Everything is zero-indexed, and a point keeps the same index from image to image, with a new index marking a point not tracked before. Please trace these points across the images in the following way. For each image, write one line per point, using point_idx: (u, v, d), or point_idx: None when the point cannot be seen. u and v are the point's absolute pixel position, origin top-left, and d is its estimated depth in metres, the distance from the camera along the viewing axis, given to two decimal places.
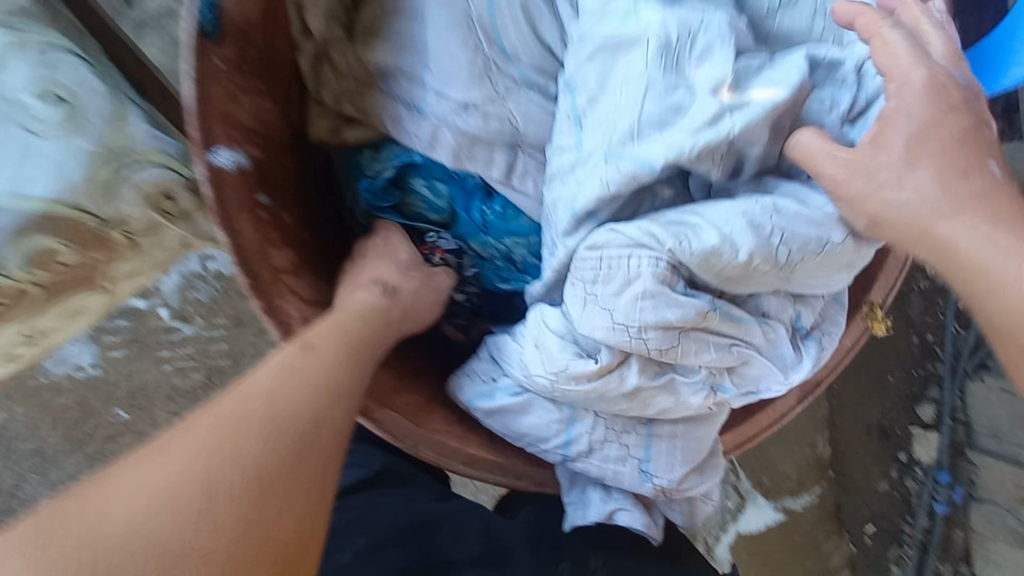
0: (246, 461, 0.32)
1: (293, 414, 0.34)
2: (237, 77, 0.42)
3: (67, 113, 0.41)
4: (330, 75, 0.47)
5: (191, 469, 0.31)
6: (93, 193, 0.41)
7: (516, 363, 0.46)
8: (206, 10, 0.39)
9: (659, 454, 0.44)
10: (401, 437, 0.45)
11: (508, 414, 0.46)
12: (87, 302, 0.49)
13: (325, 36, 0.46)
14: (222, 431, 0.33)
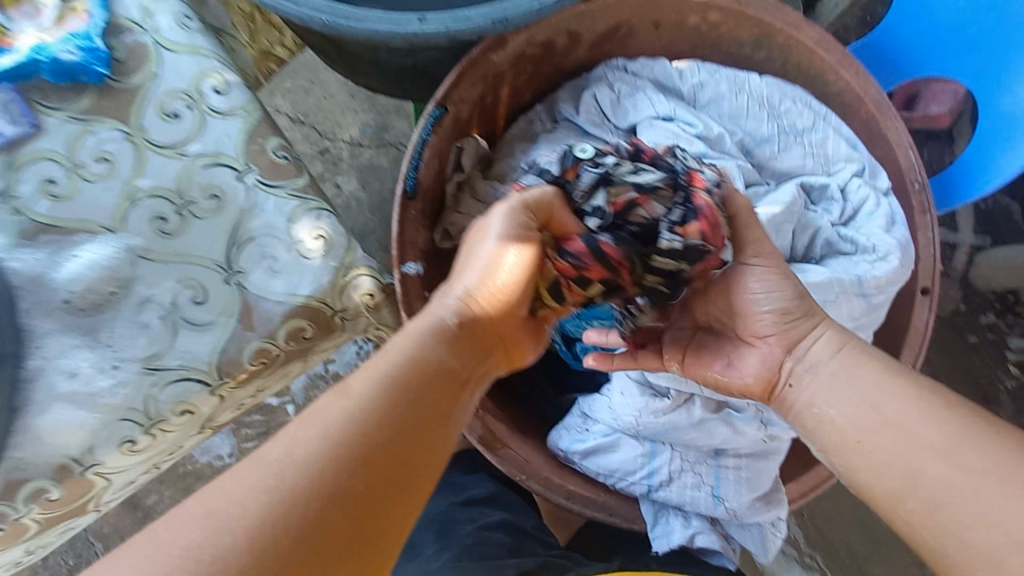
0: (372, 423, 0.36)
1: (432, 370, 0.40)
2: (421, 219, 0.65)
3: (321, 240, 0.59)
4: (467, 198, 0.68)
5: (322, 425, 0.35)
6: (331, 293, 0.59)
7: (604, 410, 0.61)
8: (411, 183, 0.62)
9: (729, 481, 0.56)
10: (522, 470, 0.60)
11: (599, 453, 0.60)
12: (292, 370, 0.62)
13: (469, 173, 0.69)
14: (382, 374, 0.38)
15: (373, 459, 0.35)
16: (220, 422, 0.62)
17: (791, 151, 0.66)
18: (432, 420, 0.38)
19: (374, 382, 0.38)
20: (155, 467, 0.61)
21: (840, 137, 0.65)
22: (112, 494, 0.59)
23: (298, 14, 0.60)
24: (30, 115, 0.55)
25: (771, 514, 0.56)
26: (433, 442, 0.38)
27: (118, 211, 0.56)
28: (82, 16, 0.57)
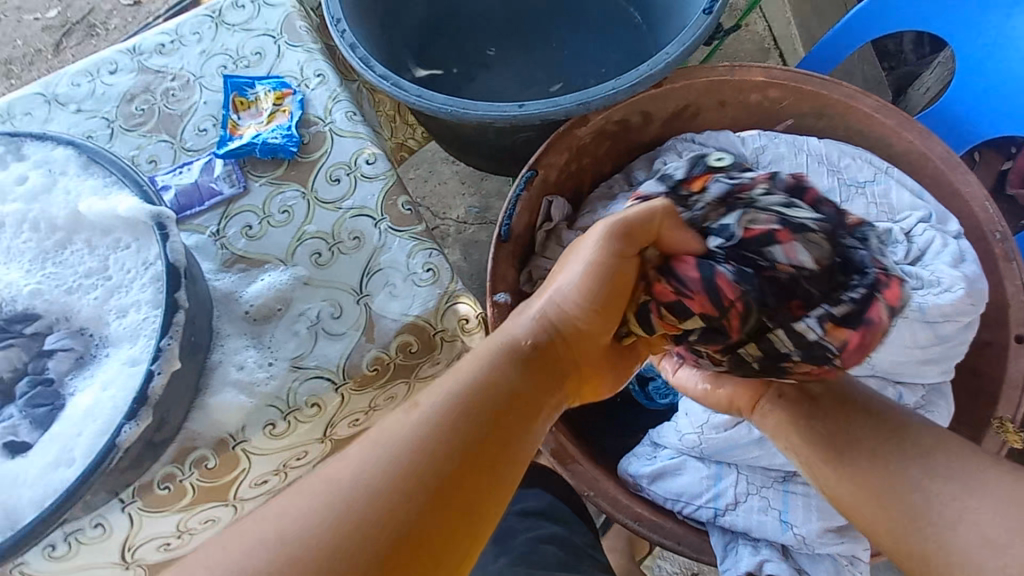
0: (440, 440, 0.44)
1: (501, 395, 0.48)
2: (513, 259, 0.78)
3: (431, 271, 0.72)
4: (554, 245, 0.80)
5: (395, 439, 0.43)
6: (435, 315, 0.71)
7: (675, 438, 0.71)
8: (505, 228, 0.76)
9: (798, 504, 0.64)
10: (591, 486, 0.66)
11: (669, 476, 0.69)
12: (398, 390, 0.73)
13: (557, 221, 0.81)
14: (452, 397, 0.46)
15: (443, 471, 0.42)
16: (337, 434, 0.72)
17: (853, 202, 0.75)
18: (500, 433, 0.46)
19: (441, 405, 0.45)
20: (284, 470, 0.71)
21: (897, 190, 0.74)
22: (249, 486, 0.70)
23: (430, 106, 0.78)
24: (242, 179, 0.78)
25: (841, 547, 0.62)
26: (500, 451, 0.46)
27: (289, 247, 0.75)
28: (286, 114, 0.81)
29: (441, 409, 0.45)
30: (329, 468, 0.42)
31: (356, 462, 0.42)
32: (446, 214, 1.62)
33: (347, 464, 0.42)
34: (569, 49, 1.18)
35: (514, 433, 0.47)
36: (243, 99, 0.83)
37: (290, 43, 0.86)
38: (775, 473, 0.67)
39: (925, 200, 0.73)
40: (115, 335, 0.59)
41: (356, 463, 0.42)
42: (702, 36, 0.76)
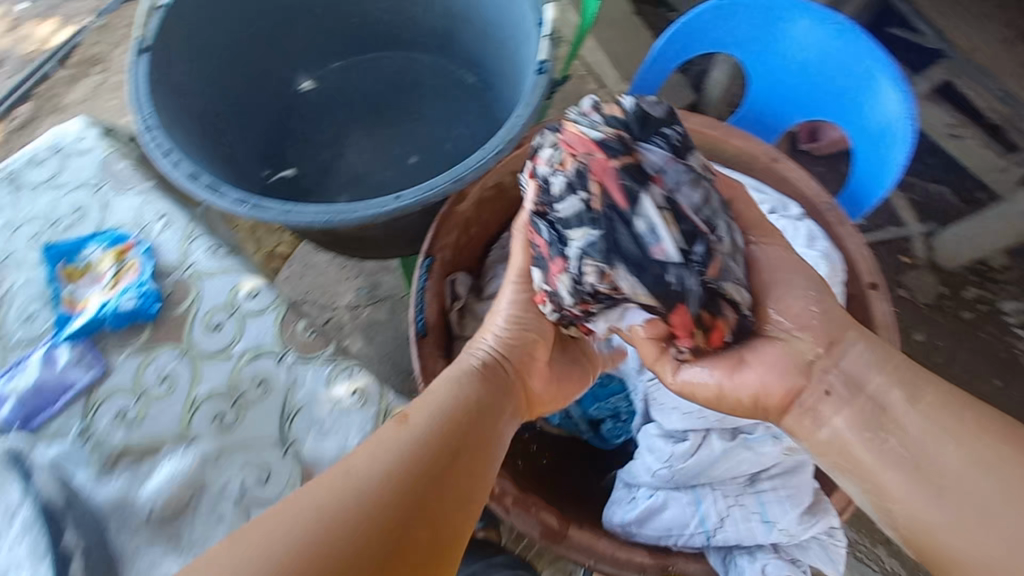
0: (424, 444, 0.57)
1: (450, 436, 0.59)
2: (437, 349, 0.75)
3: (357, 393, 0.67)
4: (471, 322, 0.81)
5: (376, 467, 0.54)
6: None
7: (646, 474, 0.73)
8: (421, 324, 0.73)
9: (772, 501, 0.69)
10: (590, 555, 0.66)
11: (653, 514, 0.70)
12: None
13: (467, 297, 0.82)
14: (433, 412, 0.61)
15: (418, 475, 0.55)
16: None
17: None
18: (451, 475, 0.57)
19: (412, 440, 0.57)
20: None
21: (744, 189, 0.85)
22: None
23: (304, 220, 0.75)
24: (99, 359, 0.67)
25: (818, 526, 0.67)
26: (452, 486, 0.56)
27: (183, 419, 0.65)
28: (134, 270, 0.71)
29: (428, 421, 0.59)
30: (325, 476, 0.54)
31: (351, 475, 0.54)
32: (336, 304, 1.53)
33: (346, 470, 0.54)
34: (415, 118, 1.18)
35: (464, 473, 0.58)
36: (74, 266, 0.71)
37: (116, 190, 0.76)
38: (742, 478, 0.71)
39: (765, 192, 0.86)
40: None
41: (353, 465, 0.54)
42: (544, 93, 0.82)
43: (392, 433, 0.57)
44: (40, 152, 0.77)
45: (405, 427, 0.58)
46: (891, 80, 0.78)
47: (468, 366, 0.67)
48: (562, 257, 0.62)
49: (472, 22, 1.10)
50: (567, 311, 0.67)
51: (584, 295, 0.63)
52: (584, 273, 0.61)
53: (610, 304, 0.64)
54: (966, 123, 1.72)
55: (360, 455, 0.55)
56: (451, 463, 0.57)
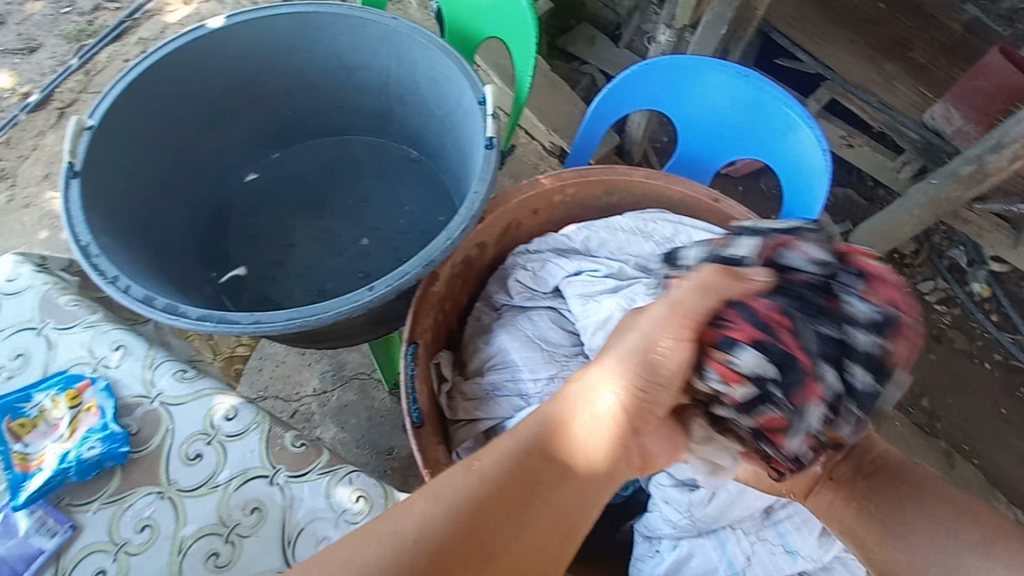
0: (484, 496, 0.48)
1: (540, 466, 0.50)
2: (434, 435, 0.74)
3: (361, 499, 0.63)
4: (461, 401, 0.81)
5: (447, 501, 0.48)
6: None
7: (669, 530, 0.73)
8: (416, 412, 0.72)
9: (791, 529, 0.71)
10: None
11: (682, 566, 0.72)
12: None
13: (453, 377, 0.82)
14: (510, 457, 0.50)
15: (465, 539, 0.47)
16: None
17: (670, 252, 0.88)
18: (529, 510, 0.49)
19: (494, 469, 0.49)
20: None
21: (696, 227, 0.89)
22: None
23: (276, 327, 0.72)
24: (65, 519, 0.61)
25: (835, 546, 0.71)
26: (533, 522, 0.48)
27: (172, 566, 0.60)
28: (93, 411, 0.65)
29: (504, 467, 0.49)
30: (393, 513, 0.48)
31: (404, 531, 0.46)
32: (301, 394, 1.47)
33: (398, 526, 0.47)
34: (364, 198, 1.18)
35: (551, 513, 0.49)
36: (23, 419, 0.64)
37: (60, 326, 0.70)
38: (759, 512, 0.73)
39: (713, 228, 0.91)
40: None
41: (409, 518, 0.47)
42: (496, 167, 0.85)
43: (457, 481, 0.49)
44: None
45: (474, 473, 0.49)
46: (805, 125, 0.88)
47: (574, 406, 0.52)
48: (792, 316, 0.60)
49: (409, 102, 1.12)
50: (785, 403, 0.59)
51: (806, 351, 0.59)
52: (817, 323, 0.60)
53: (827, 356, 0.60)
54: (856, 132, 1.94)
55: (419, 504, 0.48)
56: (510, 532, 0.47)
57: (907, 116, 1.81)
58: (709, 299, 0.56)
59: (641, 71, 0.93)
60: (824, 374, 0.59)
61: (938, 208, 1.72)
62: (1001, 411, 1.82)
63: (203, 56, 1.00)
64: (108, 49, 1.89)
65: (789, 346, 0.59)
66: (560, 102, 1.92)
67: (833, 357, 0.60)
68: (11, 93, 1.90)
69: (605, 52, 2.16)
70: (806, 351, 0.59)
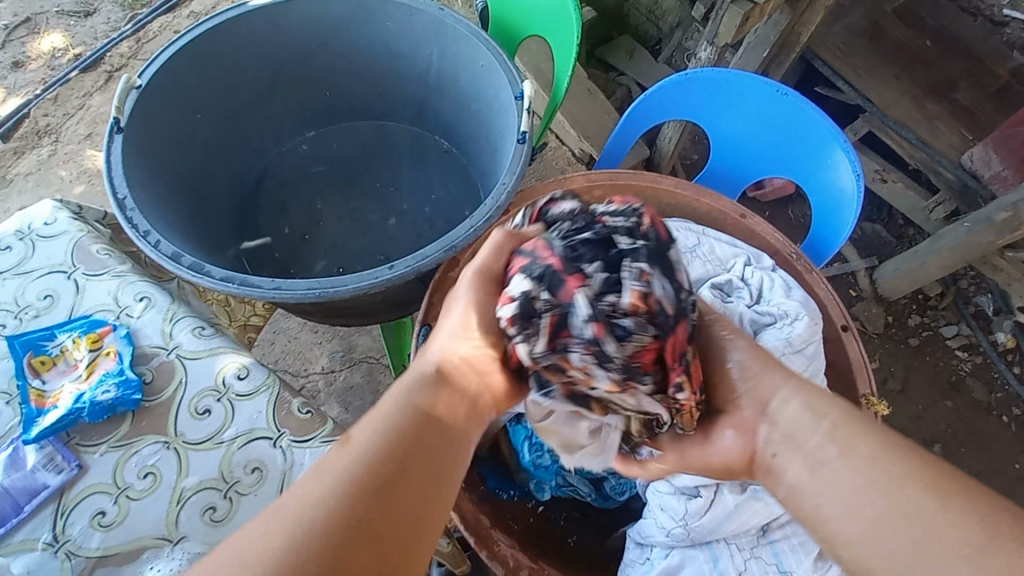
0: (374, 467, 0.45)
1: (431, 420, 0.50)
2: None
3: None
4: None
5: (339, 473, 0.44)
6: None
7: (658, 539, 0.73)
8: None
9: (787, 550, 0.69)
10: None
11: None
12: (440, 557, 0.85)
13: None
14: (382, 427, 0.48)
15: (371, 509, 0.43)
16: None
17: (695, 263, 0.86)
18: (434, 461, 0.48)
19: (386, 431, 0.48)
20: None
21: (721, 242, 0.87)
22: None
23: (294, 295, 0.74)
24: (72, 458, 0.62)
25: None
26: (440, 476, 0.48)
27: (169, 516, 0.61)
28: (112, 356, 0.67)
29: (380, 439, 0.47)
30: (274, 508, 0.43)
31: (289, 516, 0.42)
32: (309, 371, 1.49)
33: (278, 514, 0.42)
34: (392, 184, 1.20)
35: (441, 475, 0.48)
36: (44, 356, 0.66)
37: (90, 273, 0.72)
38: (756, 529, 0.71)
39: (738, 243, 0.88)
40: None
41: (288, 506, 0.42)
42: (526, 161, 0.86)
43: (336, 460, 0.45)
44: (5, 237, 0.74)
45: (351, 450, 0.46)
46: (840, 150, 0.87)
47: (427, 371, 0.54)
48: (578, 249, 0.57)
49: (447, 93, 1.14)
50: (553, 300, 0.55)
51: (585, 281, 0.55)
52: (575, 236, 0.58)
53: (636, 274, 0.55)
54: (890, 168, 1.91)
55: (303, 488, 0.43)
56: (416, 493, 0.45)
57: (944, 156, 1.78)
58: (501, 256, 0.61)
59: (680, 79, 0.92)
60: (612, 278, 0.55)
61: (968, 252, 1.69)
62: (1016, 466, 1.76)
63: (253, 29, 1.02)
64: (161, 20, 1.95)
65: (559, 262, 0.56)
66: (594, 111, 1.92)
67: (622, 258, 0.56)
68: (64, 53, 1.97)
69: (643, 66, 2.17)
70: (582, 271, 0.55)
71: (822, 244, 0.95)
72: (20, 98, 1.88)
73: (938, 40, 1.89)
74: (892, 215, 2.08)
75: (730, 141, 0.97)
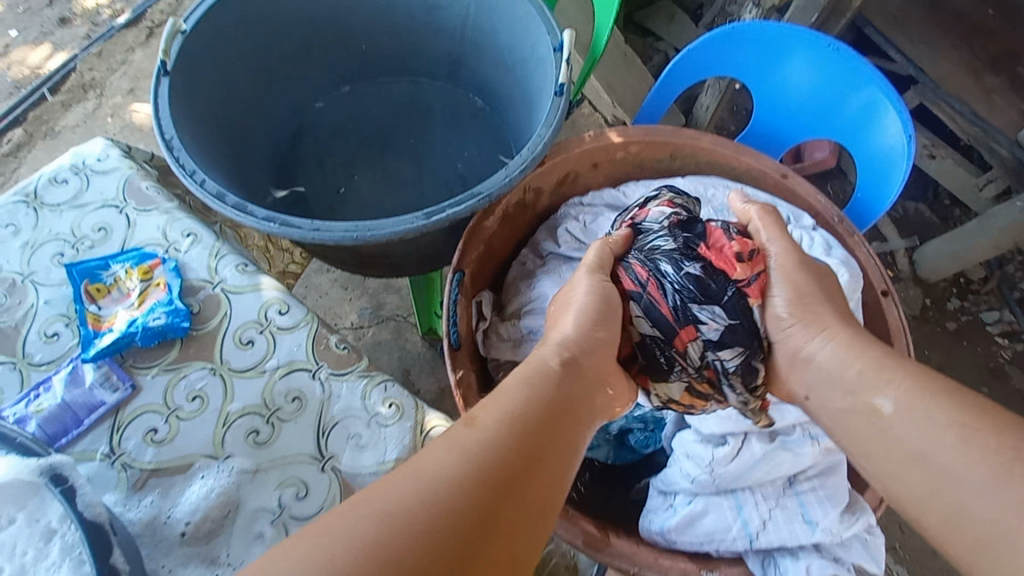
0: (504, 435, 0.50)
1: (538, 408, 0.55)
2: (468, 363, 0.75)
3: (394, 406, 0.66)
4: (495, 340, 0.82)
5: (470, 445, 0.49)
6: (413, 453, 0.65)
7: (681, 484, 0.75)
8: (454, 335, 0.74)
9: (812, 501, 0.71)
10: (634, 563, 0.67)
11: (693, 521, 0.71)
12: None
13: (490, 317, 0.84)
14: (511, 405, 0.54)
15: (497, 474, 0.48)
16: None
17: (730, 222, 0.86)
18: (546, 444, 0.53)
19: (511, 409, 0.53)
20: None
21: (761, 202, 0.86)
22: None
23: (333, 236, 0.75)
24: (127, 379, 0.66)
25: (860, 528, 0.70)
26: (543, 471, 0.51)
27: (216, 437, 0.64)
28: (162, 287, 0.70)
29: (508, 415, 0.52)
30: (414, 463, 0.47)
31: (430, 472, 0.46)
32: (339, 326, 1.52)
33: (421, 469, 0.46)
34: (426, 141, 1.20)
35: (554, 454, 0.53)
36: (99, 285, 0.70)
37: (140, 209, 0.75)
38: (781, 480, 0.74)
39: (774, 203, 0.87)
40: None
41: (429, 465, 0.46)
42: (563, 114, 0.85)
43: (469, 428, 0.51)
44: (61, 171, 0.77)
45: (481, 421, 0.51)
46: (891, 106, 0.84)
47: (545, 367, 0.60)
48: (677, 283, 0.72)
49: (484, 48, 1.13)
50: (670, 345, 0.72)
51: (680, 311, 0.71)
52: (683, 265, 0.72)
53: (715, 315, 0.71)
54: (939, 143, 1.82)
55: (440, 450, 0.48)
56: (533, 466, 0.50)
57: (1000, 131, 1.68)
58: (605, 249, 0.75)
59: (724, 34, 0.90)
60: (698, 318, 0.71)
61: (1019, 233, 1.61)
62: None
63: None
64: None
65: (658, 303, 0.72)
66: (630, 77, 1.88)
67: (713, 301, 0.71)
68: (106, 9, 2.01)
69: (682, 32, 2.10)
70: (675, 306, 0.71)
71: (865, 207, 0.92)
72: (66, 53, 1.93)
73: (1003, 7, 1.77)
74: (939, 195, 2.00)
75: (774, 99, 0.94)
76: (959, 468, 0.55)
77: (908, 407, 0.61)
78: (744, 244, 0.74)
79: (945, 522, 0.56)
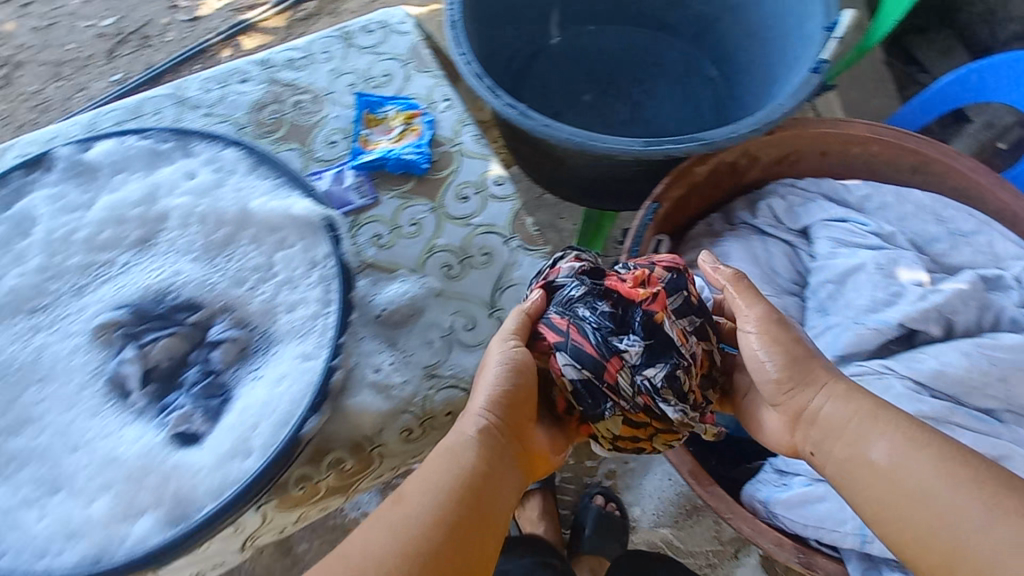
0: (429, 514, 0.48)
1: (466, 480, 0.51)
2: None
3: None
4: None
5: (399, 529, 0.47)
6: None
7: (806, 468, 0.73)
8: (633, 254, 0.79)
9: None
10: (731, 509, 0.68)
11: (806, 502, 0.71)
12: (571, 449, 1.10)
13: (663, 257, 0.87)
14: (437, 478, 0.51)
15: (424, 561, 0.46)
16: None
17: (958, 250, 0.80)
18: (479, 505, 0.50)
19: (435, 483, 0.50)
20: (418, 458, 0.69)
21: (1005, 240, 0.79)
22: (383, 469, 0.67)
23: (560, 135, 0.83)
24: (373, 191, 0.82)
25: None
26: (480, 539, 0.49)
27: (420, 258, 0.77)
28: (416, 133, 0.85)
29: (432, 492, 0.50)
30: (338, 552, 0.47)
31: (350, 568, 0.45)
32: None
33: (341, 564, 0.46)
34: (648, 95, 1.23)
35: (487, 514, 0.50)
36: (375, 116, 0.87)
37: (418, 69, 0.91)
38: None
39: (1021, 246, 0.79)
40: (279, 328, 0.61)
41: (354, 555, 0.46)
42: (813, 90, 0.83)
43: (388, 514, 0.49)
44: (372, 22, 0.94)
45: (403, 505, 0.49)
46: None
47: (465, 432, 0.54)
48: (598, 322, 0.58)
49: (744, 23, 1.14)
50: (597, 382, 0.57)
51: (621, 353, 0.57)
52: (596, 305, 0.59)
53: (647, 347, 0.58)
54: None
55: (364, 539, 0.47)
56: (466, 537, 0.48)
57: None
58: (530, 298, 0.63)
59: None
60: (626, 351, 0.57)
61: None
62: None
63: None
64: None
65: (590, 343, 0.57)
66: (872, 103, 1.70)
67: (647, 338, 0.58)
68: None
69: None
70: (605, 343, 0.57)
71: None
72: None
73: None
74: None
75: None
76: (951, 497, 0.48)
77: (898, 454, 0.51)
78: (656, 286, 0.60)
79: (962, 566, 0.46)
